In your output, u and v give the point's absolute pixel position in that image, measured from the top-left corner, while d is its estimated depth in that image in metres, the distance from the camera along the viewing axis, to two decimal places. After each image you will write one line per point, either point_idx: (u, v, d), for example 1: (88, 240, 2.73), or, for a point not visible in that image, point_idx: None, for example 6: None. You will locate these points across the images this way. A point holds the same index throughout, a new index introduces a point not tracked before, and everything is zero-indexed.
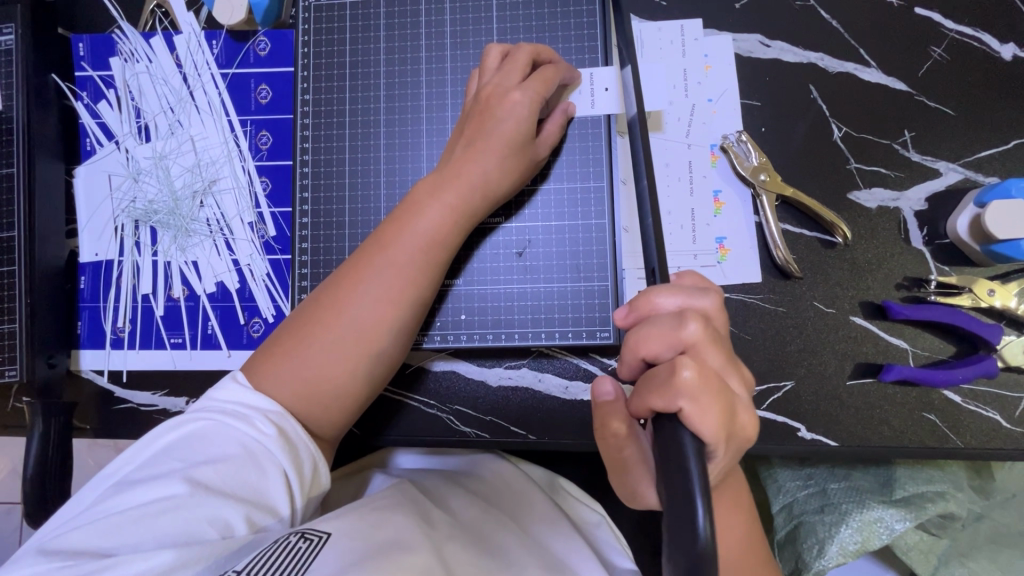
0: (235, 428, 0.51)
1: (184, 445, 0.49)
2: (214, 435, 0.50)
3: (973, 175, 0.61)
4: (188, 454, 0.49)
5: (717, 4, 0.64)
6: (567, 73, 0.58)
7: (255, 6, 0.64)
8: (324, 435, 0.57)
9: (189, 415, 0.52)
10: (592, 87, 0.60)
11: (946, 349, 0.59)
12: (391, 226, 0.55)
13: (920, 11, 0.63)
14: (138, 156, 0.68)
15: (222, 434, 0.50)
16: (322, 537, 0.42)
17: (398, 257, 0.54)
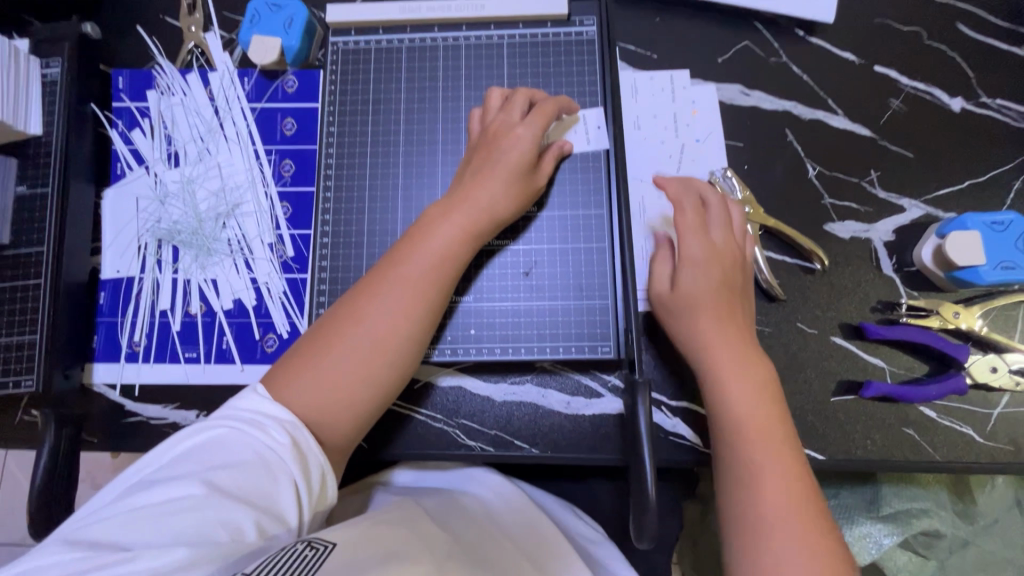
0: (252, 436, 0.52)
1: (201, 450, 0.51)
2: (232, 442, 0.51)
3: (933, 210, 0.68)
4: (205, 459, 0.50)
5: (702, 59, 0.72)
6: (562, 104, 0.64)
7: (288, 48, 0.71)
8: (336, 448, 0.57)
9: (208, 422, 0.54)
10: (585, 127, 0.67)
11: (919, 368, 0.64)
12: (404, 244, 0.60)
13: (879, 68, 0.71)
14: (166, 181, 0.72)
15: (240, 441, 0.52)
16: (327, 547, 0.44)
17: (411, 271, 0.58)
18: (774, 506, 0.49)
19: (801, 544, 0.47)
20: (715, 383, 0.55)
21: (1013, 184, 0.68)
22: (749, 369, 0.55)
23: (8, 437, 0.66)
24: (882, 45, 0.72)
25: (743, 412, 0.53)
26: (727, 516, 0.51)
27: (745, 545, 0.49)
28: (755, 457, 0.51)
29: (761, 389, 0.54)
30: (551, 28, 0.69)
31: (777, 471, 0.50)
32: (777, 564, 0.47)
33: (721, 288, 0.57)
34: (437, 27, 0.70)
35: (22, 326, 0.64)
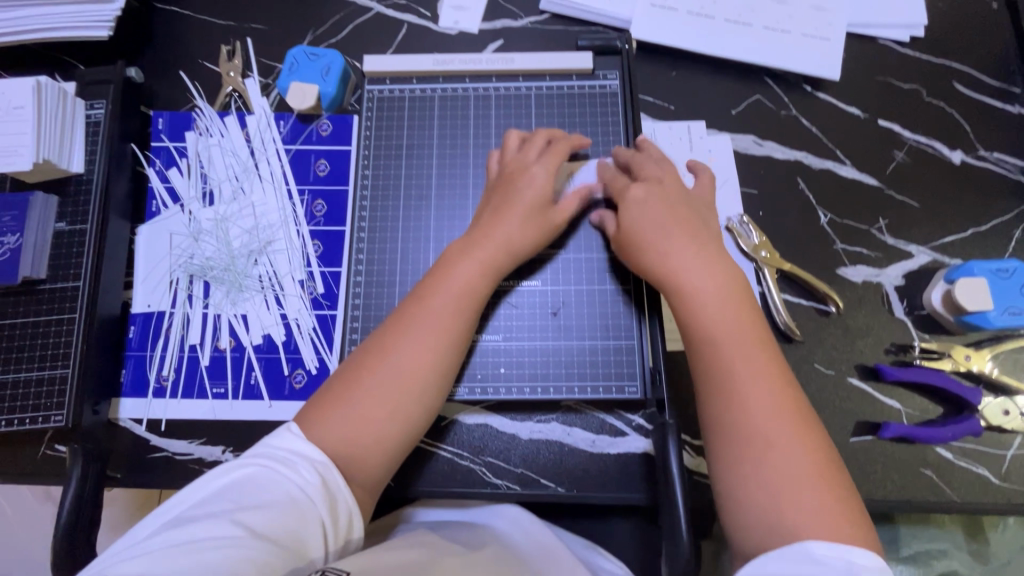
0: (285, 475, 0.52)
1: (233, 488, 0.51)
2: (266, 481, 0.51)
3: (940, 256, 0.71)
4: (238, 496, 0.50)
5: (717, 111, 0.76)
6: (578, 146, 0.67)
7: (324, 95, 0.74)
8: (365, 484, 0.57)
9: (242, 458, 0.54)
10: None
11: (934, 409, 0.66)
12: (427, 281, 0.62)
13: (883, 122, 0.76)
14: (200, 218, 0.74)
15: (273, 480, 0.51)
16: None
17: (437, 305, 0.60)
18: (757, 407, 0.48)
19: (789, 442, 0.47)
20: (684, 293, 0.55)
21: (1014, 232, 0.72)
22: (714, 278, 0.55)
23: (32, 472, 0.66)
24: (884, 101, 0.77)
25: (714, 318, 0.53)
26: (710, 425, 0.51)
27: (731, 448, 0.48)
28: (731, 360, 0.51)
29: (732, 297, 0.54)
30: (576, 80, 0.74)
31: (756, 373, 0.50)
32: (768, 463, 0.46)
33: (670, 211, 0.59)
34: (468, 78, 0.74)
35: (55, 361, 0.65)
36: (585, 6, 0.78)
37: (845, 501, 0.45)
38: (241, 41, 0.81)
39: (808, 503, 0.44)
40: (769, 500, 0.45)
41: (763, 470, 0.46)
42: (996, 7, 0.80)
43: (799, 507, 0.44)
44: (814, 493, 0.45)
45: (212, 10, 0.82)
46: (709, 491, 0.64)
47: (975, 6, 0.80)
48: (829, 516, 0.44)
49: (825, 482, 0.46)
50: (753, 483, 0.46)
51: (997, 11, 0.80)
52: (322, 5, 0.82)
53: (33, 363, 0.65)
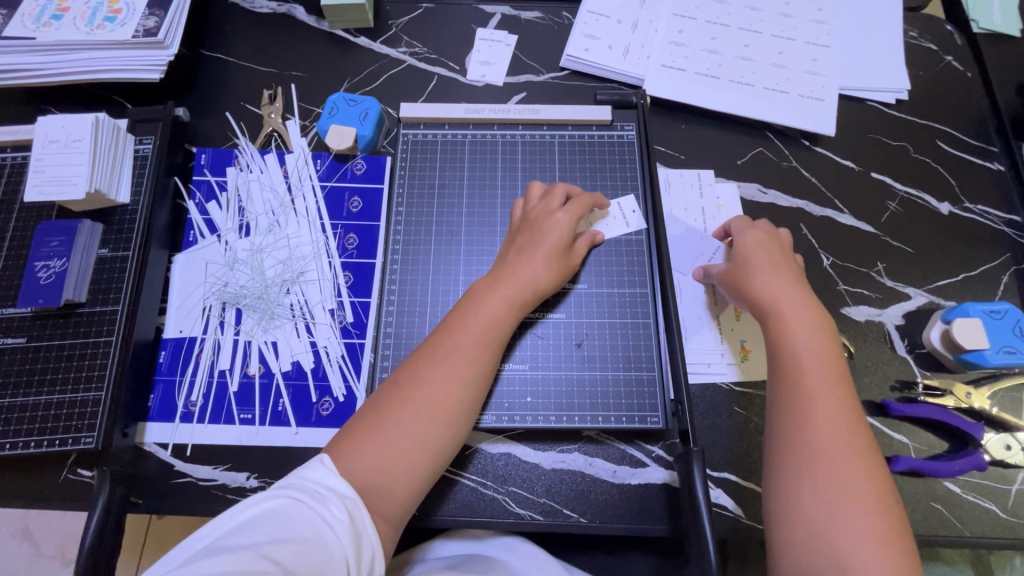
0: (314, 510, 0.49)
1: (262, 521, 0.47)
2: (295, 515, 0.48)
3: (936, 298, 0.76)
4: (267, 530, 0.47)
5: (724, 161, 0.83)
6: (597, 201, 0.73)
7: (361, 137, 0.79)
8: (387, 517, 0.55)
9: (274, 490, 0.51)
10: (621, 213, 0.76)
11: (940, 444, 0.69)
12: (456, 315, 0.64)
13: (876, 175, 0.82)
14: (236, 248, 0.77)
15: (303, 515, 0.48)
16: None
17: (465, 337, 0.62)
18: (831, 439, 0.53)
19: (856, 475, 0.51)
20: (781, 325, 0.60)
21: (1003, 277, 0.77)
22: (809, 316, 0.60)
23: (53, 497, 0.66)
24: (876, 156, 0.84)
25: (805, 354, 0.57)
26: (778, 450, 0.54)
27: (797, 473, 0.52)
28: (813, 394, 0.55)
29: (822, 336, 0.59)
30: (595, 130, 0.81)
31: (834, 408, 0.54)
32: (833, 491, 0.50)
33: (777, 258, 0.66)
34: (496, 126, 0.81)
35: (89, 383, 0.66)
36: (603, 64, 0.86)
37: (901, 534, 0.49)
38: (283, 86, 0.86)
39: (866, 534, 0.48)
40: (831, 524, 0.49)
41: (827, 497, 0.50)
42: (970, 76, 0.89)
43: (857, 535, 0.48)
44: (872, 523, 0.49)
45: (256, 58, 0.89)
46: (731, 523, 0.65)
47: (952, 75, 0.89)
48: (887, 547, 0.48)
49: (885, 515, 0.49)
50: (815, 509, 0.50)
51: (972, 80, 0.89)
52: (359, 56, 0.89)
53: (66, 386, 0.66)
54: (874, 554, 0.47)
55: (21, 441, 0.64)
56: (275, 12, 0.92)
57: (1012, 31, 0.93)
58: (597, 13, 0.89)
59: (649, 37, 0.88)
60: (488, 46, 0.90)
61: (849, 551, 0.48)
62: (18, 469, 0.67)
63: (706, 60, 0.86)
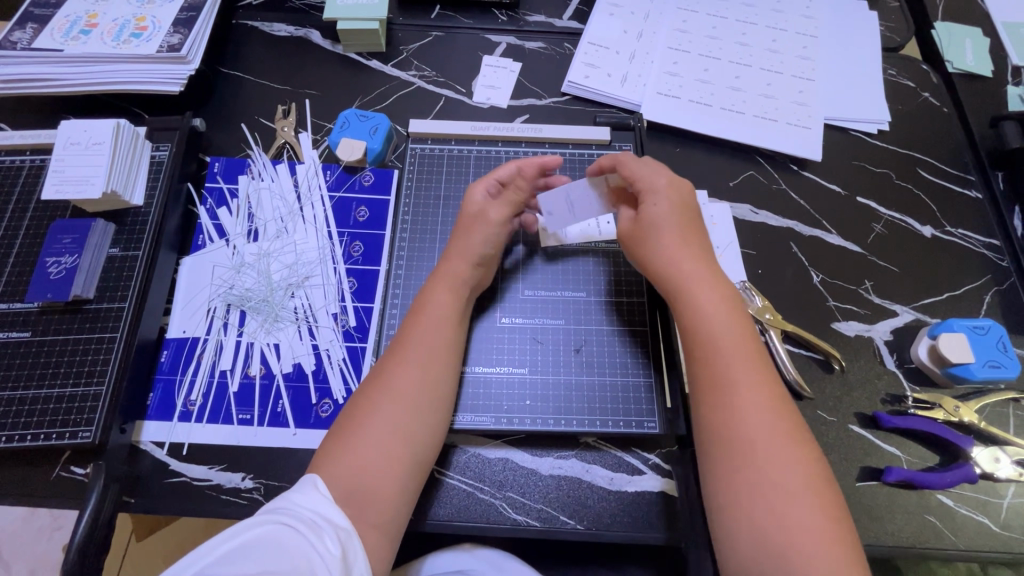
0: (309, 539, 0.46)
1: (257, 546, 0.44)
2: (291, 542, 0.45)
3: (922, 315, 0.78)
4: (262, 555, 0.43)
5: (717, 182, 0.87)
6: (547, 164, 0.73)
7: (370, 150, 0.82)
8: (379, 524, 0.54)
9: (268, 516, 0.48)
10: (595, 221, 0.79)
11: (931, 457, 0.70)
12: (410, 318, 0.66)
13: (861, 199, 0.86)
14: (244, 252, 0.79)
15: (299, 543, 0.45)
16: None
17: (424, 334, 0.64)
18: (759, 420, 0.54)
19: (791, 456, 0.52)
20: (693, 309, 0.61)
21: (985, 296, 0.80)
22: (715, 291, 0.62)
23: (44, 494, 0.65)
24: (861, 181, 0.88)
25: (725, 338, 0.59)
26: (711, 444, 0.55)
27: (735, 464, 0.53)
28: (736, 377, 0.57)
29: (736, 316, 0.61)
30: (594, 150, 0.85)
31: (753, 382, 0.56)
32: (773, 476, 0.51)
33: (682, 228, 0.66)
34: (500, 143, 0.85)
35: (90, 378, 0.67)
36: (602, 91, 0.91)
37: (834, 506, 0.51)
38: (296, 102, 0.90)
39: (810, 515, 0.49)
40: (778, 513, 0.49)
41: (767, 486, 0.51)
42: (946, 111, 0.95)
43: (802, 518, 0.49)
44: (816, 504, 0.50)
45: (272, 76, 0.93)
46: None
47: (929, 109, 0.94)
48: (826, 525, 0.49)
49: (824, 493, 0.51)
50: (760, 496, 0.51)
51: (948, 114, 0.94)
52: (371, 77, 0.94)
53: (68, 380, 0.67)
54: (823, 537, 0.48)
55: (18, 434, 0.64)
56: (292, 36, 0.97)
57: (984, 71, 1.00)
58: (597, 44, 0.95)
59: (645, 67, 0.93)
60: (494, 71, 0.95)
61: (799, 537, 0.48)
62: (10, 464, 0.66)
63: (699, 89, 0.92)
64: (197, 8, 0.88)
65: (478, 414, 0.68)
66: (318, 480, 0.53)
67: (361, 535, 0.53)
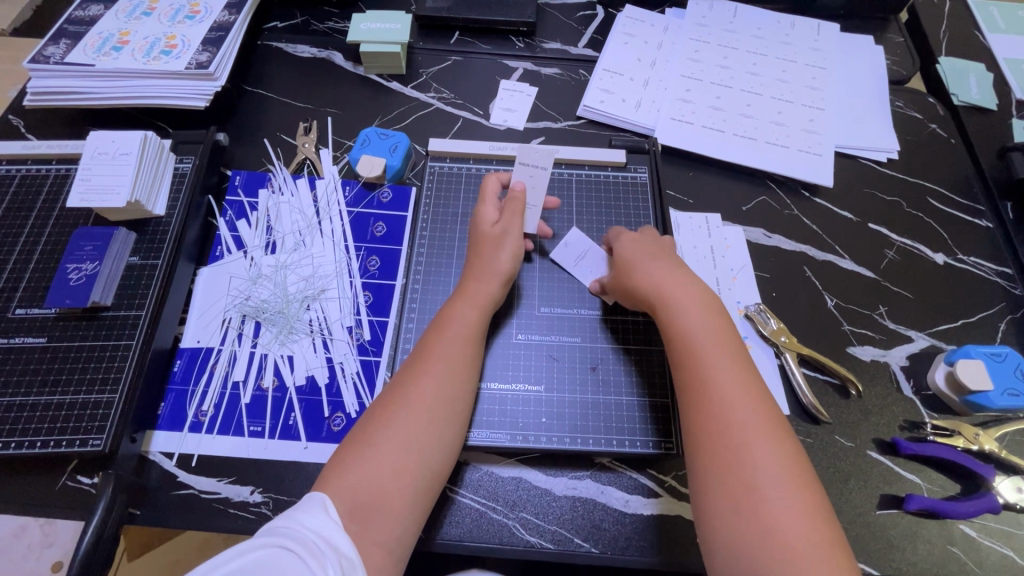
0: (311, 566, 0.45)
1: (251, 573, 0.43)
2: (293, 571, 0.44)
3: (938, 341, 0.78)
4: None
5: (729, 206, 0.88)
6: (500, 176, 0.79)
7: (390, 167, 0.84)
8: (383, 544, 0.52)
9: (272, 537, 0.47)
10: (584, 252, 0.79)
11: (952, 486, 0.68)
12: (434, 331, 0.66)
13: (873, 226, 0.87)
14: (261, 264, 0.79)
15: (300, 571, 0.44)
16: None
17: (449, 349, 0.64)
18: (744, 428, 0.54)
19: (771, 460, 0.52)
20: (672, 319, 0.63)
21: (1000, 323, 0.80)
22: (697, 309, 0.63)
23: (48, 504, 0.64)
24: (872, 208, 0.89)
25: (705, 351, 0.59)
26: (699, 463, 0.54)
27: (716, 472, 0.53)
28: (717, 388, 0.57)
29: (716, 328, 0.61)
30: (610, 171, 0.87)
31: (740, 400, 0.56)
32: (759, 480, 0.51)
33: (659, 254, 0.69)
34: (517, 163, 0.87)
35: (103, 386, 0.66)
36: (616, 115, 0.93)
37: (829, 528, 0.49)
38: (317, 120, 0.92)
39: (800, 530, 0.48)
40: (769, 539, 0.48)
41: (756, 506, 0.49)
42: (954, 141, 0.96)
43: (785, 521, 0.48)
44: (800, 505, 0.49)
45: (294, 95, 0.95)
46: None
47: (937, 140, 0.96)
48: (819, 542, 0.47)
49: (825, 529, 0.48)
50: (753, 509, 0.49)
51: (955, 144, 0.96)
52: (391, 98, 0.96)
53: (80, 386, 0.66)
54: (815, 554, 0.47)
55: (27, 441, 0.64)
56: (315, 57, 1.00)
57: (989, 104, 1.02)
58: (611, 71, 0.98)
59: (659, 93, 0.96)
60: (510, 95, 0.97)
61: (784, 533, 0.48)
62: (16, 472, 0.65)
63: (712, 115, 0.94)
64: (225, 29, 0.91)
65: (493, 430, 0.67)
66: (326, 499, 0.53)
67: (366, 554, 0.51)
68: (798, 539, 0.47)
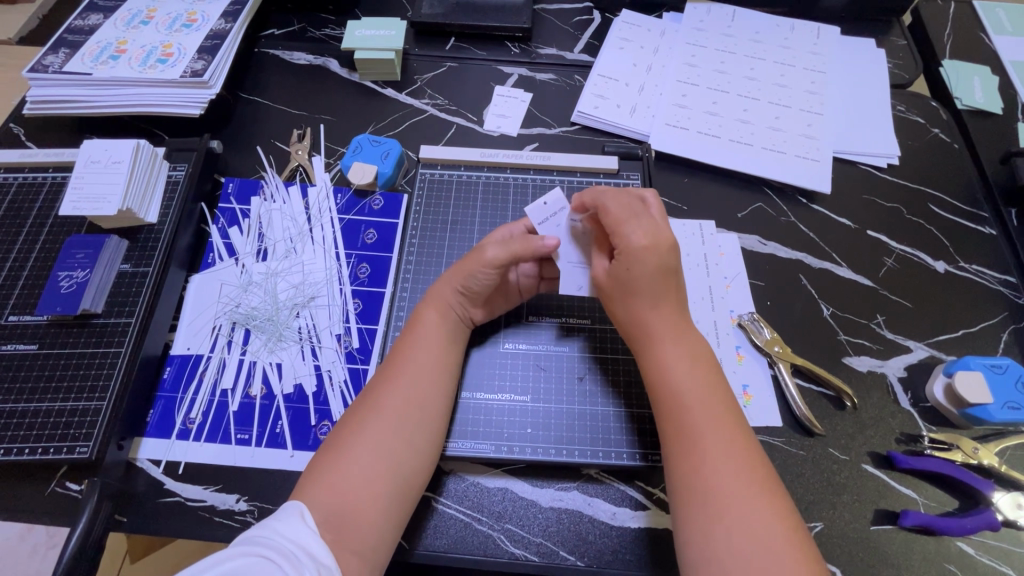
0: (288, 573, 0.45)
1: None
2: None
3: (937, 352, 0.76)
4: None
5: (724, 213, 0.87)
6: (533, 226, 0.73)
7: (381, 174, 0.83)
8: (359, 552, 0.52)
9: (247, 545, 0.47)
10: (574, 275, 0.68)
11: (950, 501, 0.66)
12: (408, 342, 0.65)
13: (872, 233, 0.86)
14: (252, 271, 0.80)
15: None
16: None
17: (421, 356, 0.64)
18: (717, 450, 0.53)
19: (744, 481, 0.51)
20: (649, 339, 0.61)
21: (1002, 334, 0.78)
22: (677, 324, 0.61)
23: (38, 510, 0.64)
24: (871, 215, 0.87)
25: (677, 371, 0.58)
26: (675, 479, 0.54)
27: (687, 494, 0.53)
28: (689, 409, 0.56)
29: (688, 345, 0.60)
30: (602, 178, 0.86)
31: (714, 416, 0.55)
32: (730, 499, 0.50)
33: (657, 271, 0.61)
34: (509, 170, 0.87)
35: (92, 393, 0.67)
36: (610, 121, 0.92)
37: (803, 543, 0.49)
38: (311, 127, 0.93)
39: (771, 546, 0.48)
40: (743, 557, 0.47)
41: (731, 524, 0.49)
42: (957, 146, 0.94)
43: (761, 542, 0.48)
44: (774, 524, 0.49)
45: (289, 102, 0.96)
46: None
47: (939, 145, 0.94)
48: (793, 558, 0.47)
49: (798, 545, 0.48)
50: (729, 530, 0.49)
51: (959, 150, 0.94)
52: (384, 104, 0.96)
53: (70, 394, 0.67)
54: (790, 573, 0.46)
55: (15, 448, 0.64)
56: (311, 64, 1.00)
57: (994, 109, 1.00)
58: (606, 77, 0.97)
59: (654, 99, 0.95)
60: (505, 101, 0.97)
61: (759, 555, 0.47)
62: (6, 479, 0.66)
63: (707, 121, 0.93)
64: (221, 37, 0.92)
65: (478, 441, 0.67)
66: (303, 507, 0.52)
67: (343, 562, 0.51)
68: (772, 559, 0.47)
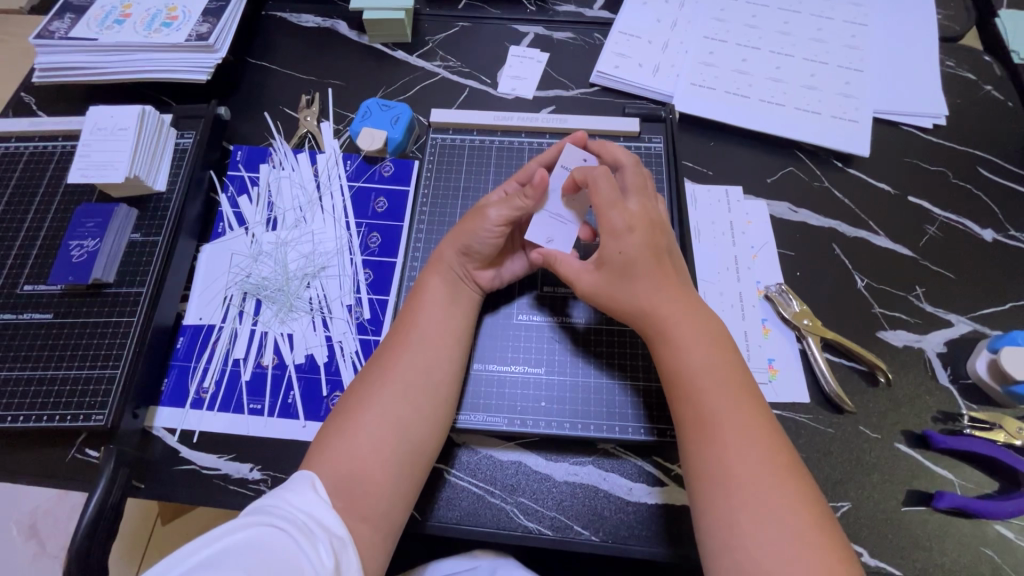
0: (301, 545, 0.44)
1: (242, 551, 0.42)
2: (285, 551, 0.43)
3: (980, 326, 0.72)
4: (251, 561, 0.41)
5: (752, 178, 0.81)
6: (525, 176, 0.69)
7: (391, 140, 0.81)
8: (370, 519, 0.52)
9: (258, 517, 0.45)
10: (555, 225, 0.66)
11: (989, 483, 0.63)
12: (411, 314, 0.63)
13: (914, 199, 0.80)
14: (262, 241, 0.78)
15: (292, 551, 0.43)
16: None
17: (422, 326, 0.62)
18: (731, 427, 0.51)
19: (758, 455, 0.49)
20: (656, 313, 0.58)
21: None
22: (688, 298, 0.58)
23: (58, 476, 0.65)
24: (913, 180, 0.81)
25: (683, 345, 0.55)
26: (691, 457, 0.52)
27: (702, 469, 0.50)
28: (701, 386, 0.53)
29: (694, 315, 0.57)
30: (623, 142, 0.81)
31: (728, 396, 0.52)
32: (744, 479, 0.48)
33: (645, 248, 0.59)
34: (524, 134, 0.83)
35: (106, 361, 0.67)
36: (632, 82, 0.87)
37: (827, 526, 0.46)
38: (320, 92, 0.90)
39: (791, 528, 0.45)
40: (756, 537, 0.45)
41: (745, 505, 0.47)
42: (1012, 105, 0.87)
43: (778, 521, 0.46)
44: (791, 498, 0.47)
45: (297, 66, 0.93)
46: None
47: (992, 104, 0.87)
48: (816, 540, 0.45)
49: (820, 526, 0.46)
50: (744, 512, 0.47)
51: (1014, 108, 0.86)
52: (395, 68, 0.92)
53: (84, 362, 0.67)
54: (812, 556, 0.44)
55: (34, 415, 0.65)
56: (319, 26, 0.96)
57: None
58: (628, 34, 0.91)
59: (679, 57, 0.89)
60: (520, 62, 0.92)
61: (775, 534, 0.45)
62: (27, 445, 0.67)
63: (736, 80, 0.87)
64: None
65: (491, 413, 0.65)
66: (313, 478, 0.51)
67: (353, 529, 0.50)
68: (790, 541, 0.45)
